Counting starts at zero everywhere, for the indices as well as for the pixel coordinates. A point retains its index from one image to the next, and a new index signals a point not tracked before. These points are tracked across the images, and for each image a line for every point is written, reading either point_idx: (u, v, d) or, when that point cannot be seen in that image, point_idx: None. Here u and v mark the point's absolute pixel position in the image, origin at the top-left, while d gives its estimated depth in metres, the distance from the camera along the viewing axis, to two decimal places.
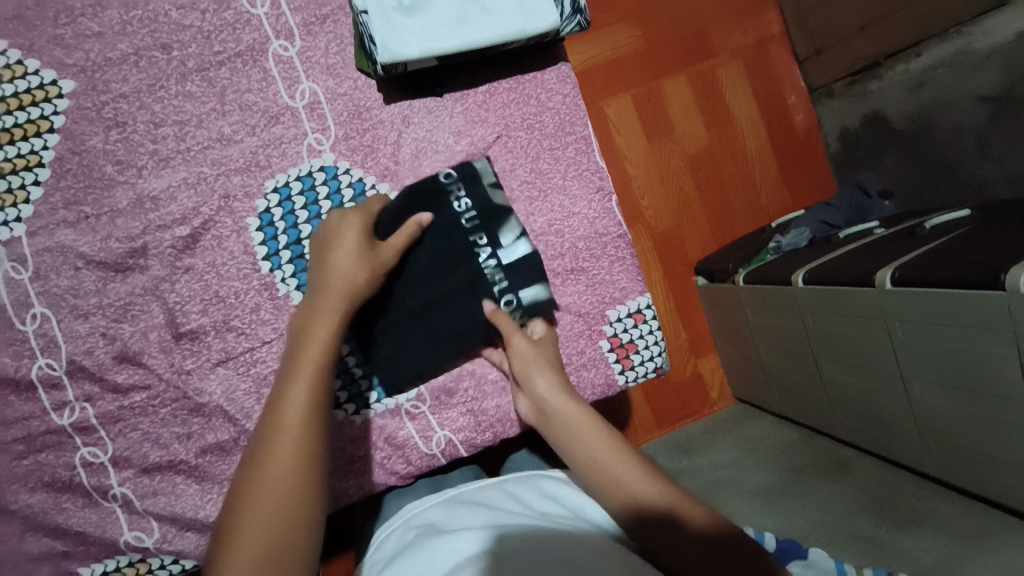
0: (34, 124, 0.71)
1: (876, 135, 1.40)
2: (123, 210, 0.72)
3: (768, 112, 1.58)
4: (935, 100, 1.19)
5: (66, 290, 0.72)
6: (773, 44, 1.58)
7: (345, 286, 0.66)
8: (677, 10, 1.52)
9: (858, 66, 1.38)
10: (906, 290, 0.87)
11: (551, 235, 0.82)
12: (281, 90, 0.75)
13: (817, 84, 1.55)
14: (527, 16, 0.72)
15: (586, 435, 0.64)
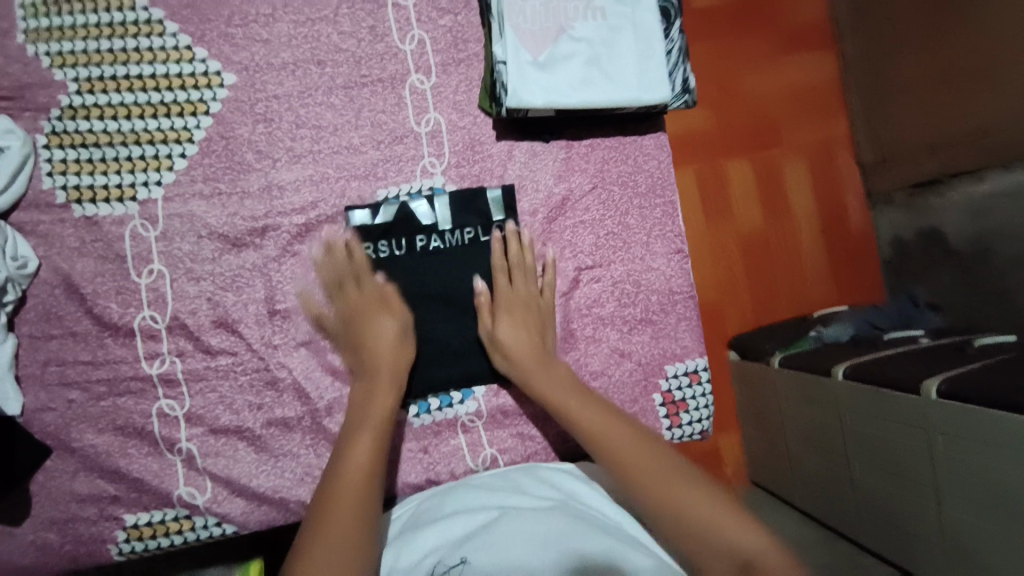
0: (192, 104, 0.80)
1: (931, 250, 1.45)
2: (252, 192, 0.81)
3: (824, 209, 1.63)
4: (998, 228, 1.24)
5: (187, 254, 0.79)
6: (839, 146, 1.65)
7: (393, 365, 0.76)
8: (751, 100, 1.61)
9: (920, 181, 1.44)
10: (954, 406, 0.88)
11: (627, 284, 0.88)
12: (410, 115, 0.84)
13: (877, 191, 1.60)
14: (643, 87, 0.79)
15: (656, 480, 0.63)
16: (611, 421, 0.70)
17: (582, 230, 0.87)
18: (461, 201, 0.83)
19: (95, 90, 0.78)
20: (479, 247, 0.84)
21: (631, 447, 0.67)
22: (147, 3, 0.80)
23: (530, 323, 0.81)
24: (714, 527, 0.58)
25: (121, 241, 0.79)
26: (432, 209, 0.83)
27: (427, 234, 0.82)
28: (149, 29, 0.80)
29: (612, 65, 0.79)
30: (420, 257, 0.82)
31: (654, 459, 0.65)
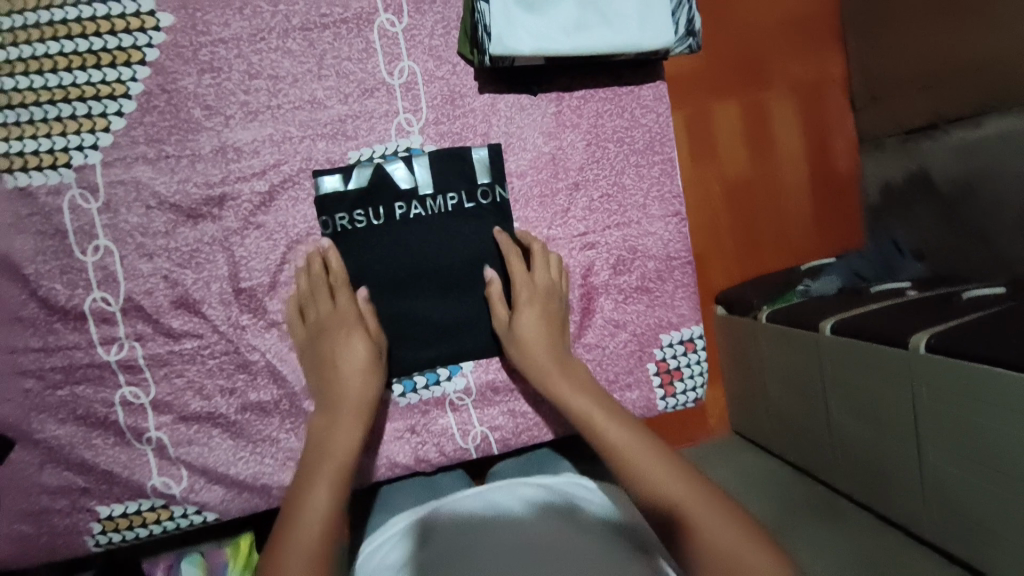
0: (124, 52, 0.68)
1: (918, 192, 1.40)
2: (204, 156, 0.71)
3: (812, 152, 1.58)
4: (986, 170, 1.20)
5: (134, 228, 0.71)
6: (830, 85, 1.58)
7: (356, 396, 0.68)
8: (744, 33, 1.51)
9: (915, 123, 1.38)
10: (947, 360, 0.87)
11: (623, 251, 0.83)
12: (380, 64, 0.74)
13: (868, 133, 1.55)
14: (644, 30, 0.70)
15: (670, 505, 0.54)
16: (627, 436, 0.61)
17: (576, 193, 0.81)
18: (443, 163, 0.75)
19: (14, 40, 0.67)
20: (465, 213, 0.76)
21: (650, 464, 0.58)
22: None
23: (546, 338, 0.73)
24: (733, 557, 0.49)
25: (57, 215, 0.69)
26: (411, 172, 0.75)
27: (408, 201, 0.75)
28: None
29: (610, 5, 0.69)
30: (401, 226, 0.75)
31: (676, 480, 0.56)
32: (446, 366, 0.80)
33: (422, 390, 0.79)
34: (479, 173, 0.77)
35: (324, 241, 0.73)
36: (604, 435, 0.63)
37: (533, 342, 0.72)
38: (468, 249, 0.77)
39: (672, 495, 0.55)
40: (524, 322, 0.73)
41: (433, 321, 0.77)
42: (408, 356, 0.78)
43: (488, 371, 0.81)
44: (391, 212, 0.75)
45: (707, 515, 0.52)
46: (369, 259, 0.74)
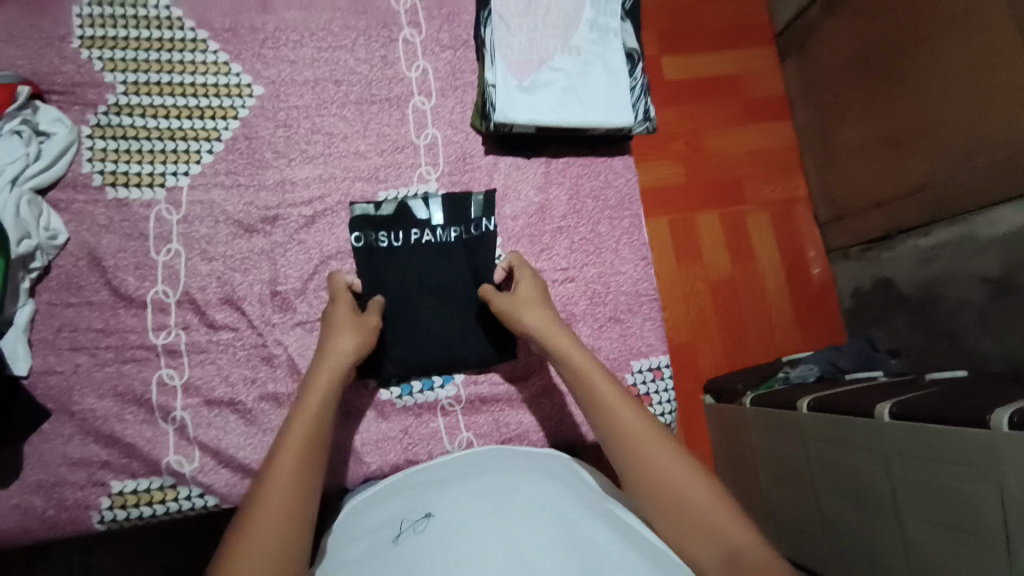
0: (223, 109, 0.92)
1: (887, 297, 1.56)
2: (267, 186, 0.91)
3: (787, 258, 1.76)
4: (941, 275, 1.36)
5: (202, 237, 0.88)
6: (800, 203, 1.80)
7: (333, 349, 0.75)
8: (717, 159, 1.78)
9: (875, 235, 1.56)
10: (908, 425, 0.90)
11: (598, 285, 0.97)
12: (411, 130, 0.97)
13: (836, 245, 1.73)
14: (612, 113, 0.94)
15: (651, 466, 0.63)
16: (622, 403, 0.68)
17: (561, 235, 0.98)
18: (451, 203, 0.94)
19: (142, 94, 0.90)
20: (466, 243, 0.93)
21: (641, 432, 0.66)
22: (194, 25, 0.93)
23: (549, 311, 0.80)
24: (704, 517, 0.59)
25: (144, 223, 0.87)
26: (427, 208, 0.93)
27: (422, 229, 0.92)
28: (194, 46, 0.93)
29: (586, 93, 0.93)
30: (415, 249, 0.91)
31: (659, 448, 0.64)
32: (440, 373, 0.90)
33: (416, 395, 0.89)
34: (480, 212, 0.95)
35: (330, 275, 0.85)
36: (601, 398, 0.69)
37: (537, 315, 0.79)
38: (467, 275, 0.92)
39: (657, 463, 0.63)
40: (528, 300, 0.81)
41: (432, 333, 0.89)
42: (411, 362, 0.88)
43: (477, 380, 0.91)
44: (407, 237, 0.92)
45: (684, 478, 0.62)
46: (384, 276, 0.90)
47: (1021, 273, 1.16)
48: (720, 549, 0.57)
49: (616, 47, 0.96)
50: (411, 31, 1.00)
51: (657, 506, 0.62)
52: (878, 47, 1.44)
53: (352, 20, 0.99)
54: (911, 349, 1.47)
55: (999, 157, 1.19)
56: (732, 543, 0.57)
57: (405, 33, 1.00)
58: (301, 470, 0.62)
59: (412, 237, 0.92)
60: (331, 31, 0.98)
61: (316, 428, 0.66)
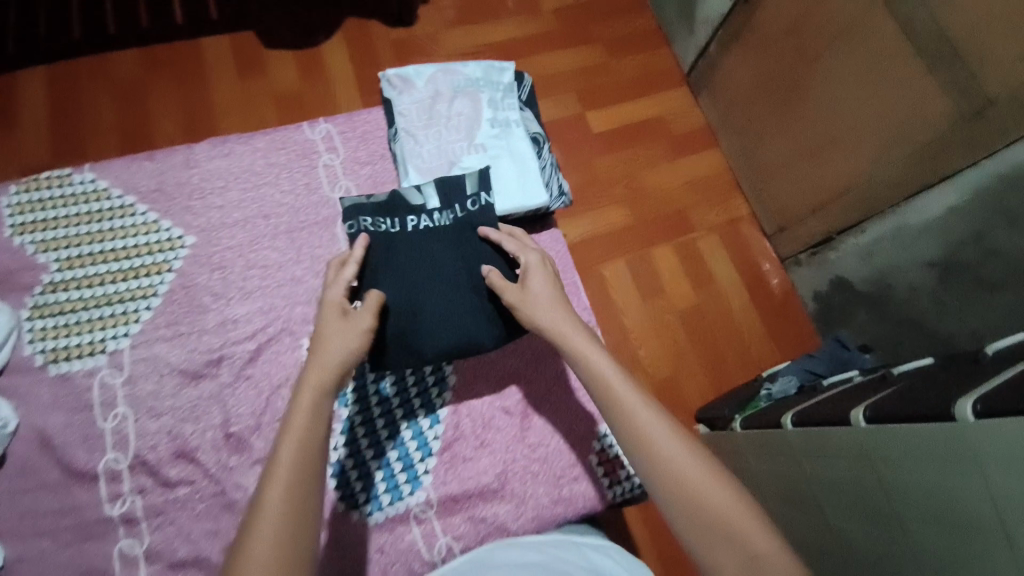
0: (156, 265, 0.95)
1: (849, 298, 1.29)
2: (209, 329, 0.93)
3: (748, 277, 1.46)
4: (890, 267, 1.15)
5: (149, 394, 0.89)
6: (743, 221, 1.50)
7: (332, 351, 0.70)
8: (656, 191, 1.50)
9: (815, 240, 1.32)
10: (879, 429, 0.71)
11: (548, 358, 0.99)
12: (343, 246, 1.01)
13: (784, 254, 1.45)
14: (523, 197, 0.99)
15: (674, 466, 0.63)
16: (638, 395, 0.70)
17: None
18: (444, 185, 0.93)
19: (75, 267, 0.93)
20: (459, 224, 0.91)
21: (657, 427, 0.66)
22: (122, 192, 0.98)
23: (558, 300, 0.81)
24: (724, 516, 0.59)
25: (87, 393, 0.89)
26: (421, 194, 0.93)
27: (418, 215, 0.91)
28: (122, 211, 0.97)
29: (495, 183, 0.99)
30: (415, 235, 0.89)
31: (679, 437, 0.66)
32: (408, 481, 0.89)
33: (388, 509, 0.87)
34: (466, 181, 0.94)
35: (335, 257, 0.84)
36: (618, 396, 0.70)
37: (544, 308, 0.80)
38: (469, 258, 0.89)
39: (680, 462, 0.63)
40: (534, 287, 0.82)
41: (446, 320, 0.87)
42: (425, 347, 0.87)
43: (445, 480, 0.90)
44: (406, 224, 0.90)
45: (702, 474, 0.62)
46: (390, 270, 0.86)
47: (964, 251, 1.00)
48: (739, 551, 0.57)
49: (519, 136, 1.03)
50: (329, 155, 1.06)
51: (677, 506, 0.61)
52: (776, 74, 1.29)
53: (273, 156, 1.05)
54: (884, 344, 1.23)
55: (917, 146, 1.03)
56: (750, 547, 0.57)
57: (324, 158, 1.06)
58: (303, 473, 0.59)
59: (411, 224, 0.90)
60: (255, 170, 1.03)
61: (312, 438, 0.62)
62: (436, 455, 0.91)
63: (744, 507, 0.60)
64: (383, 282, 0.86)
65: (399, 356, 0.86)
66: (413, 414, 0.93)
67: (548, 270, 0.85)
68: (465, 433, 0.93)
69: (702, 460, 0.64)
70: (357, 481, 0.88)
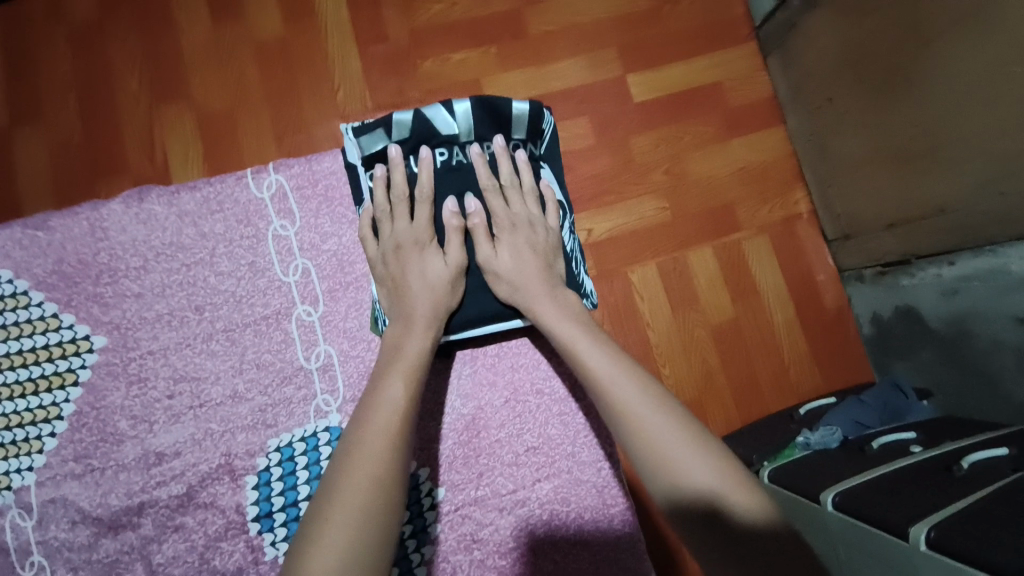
0: (60, 376, 0.75)
1: (914, 331, 0.91)
2: (127, 464, 0.74)
3: (802, 293, 1.05)
4: (976, 311, 0.77)
5: (61, 543, 0.72)
6: (799, 219, 1.06)
7: (427, 292, 0.67)
8: (699, 168, 1.05)
9: (891, 259, 0.92)
10: (940, 563, 0.51)
11: (555, 503, 0.79)
12: (299, 352, 0.78)
13: (846, 265, 1.03)
14: None
15: (654, 440, 0.53)
16: (606, 359, 0.60)
17: (500, 449, 0.81)
18: (484, 109, 0.72)
19: None
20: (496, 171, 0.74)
21: (626, 389, 0.57)
22: (11, 276, 0.77)
23: (535, 264, 0.69)
24: (707, 490, 0.50)
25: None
26: (454, 117, 0.71)
27: (448, 147, 0.73)
28: (14, 301, 0.76)
29: None
30: (442, 174, 0.72)
31: (654, 402, 0.56)
32: None
33: None
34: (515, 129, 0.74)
35: (394, 150, 0.71)
36: (598, 373, 0.59)
37: (518, 270, 0.69)
38: None
39: (660, 434, 0.53)
40: (505, 250, 0.69)
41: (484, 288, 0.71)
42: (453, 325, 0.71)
43: None
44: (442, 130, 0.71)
45: (675, 440, 0.53)
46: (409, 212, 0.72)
47: None
48: (717, 520, 0.48)
49: None
50: (281, 222, 0.81)
51: (655, 481, 0.52)
52: (867, 52, 0.83)
53: (206, 224, 0.80)
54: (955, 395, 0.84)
55: None
56: (734, 521, 0.48)
57: (274, 226, 0.81)
58: (395, 437, 0.57)
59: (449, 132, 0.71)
60: (182, 244, 0.79)
61: (412, 397, 0.61)
62: None
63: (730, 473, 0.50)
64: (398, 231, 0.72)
65: None
66: None
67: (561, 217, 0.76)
68: None
69: (685, 429, 0.53)
70: None
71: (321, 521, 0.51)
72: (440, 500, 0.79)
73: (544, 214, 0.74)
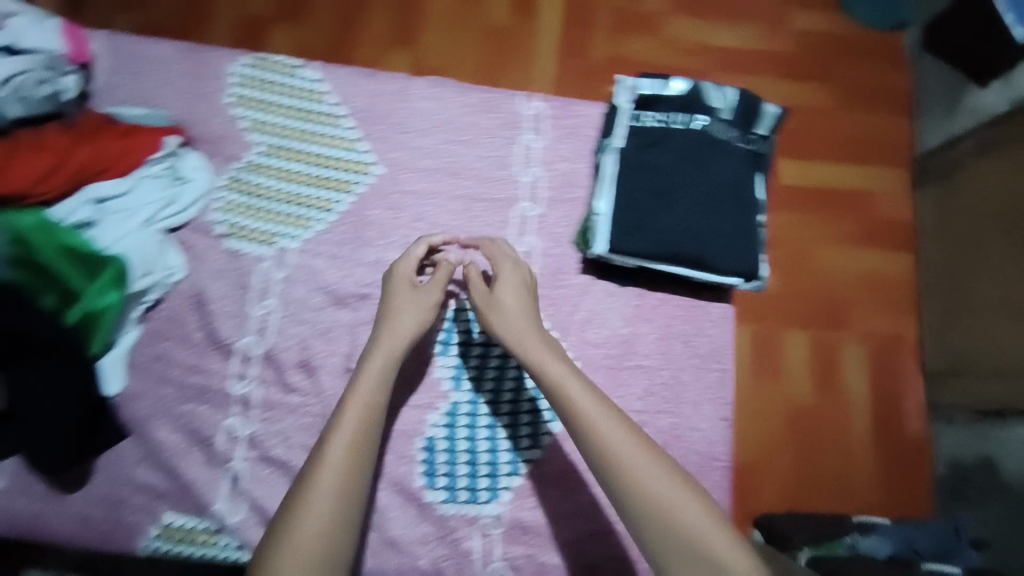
0: (342, 183, 0.97)
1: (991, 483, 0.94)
2: (364, 263, 0.95)
3: (882, 407, 1.07)
4: None
5: (299, 299, 0.93)
6: (899, 342, 1.09)
7: (410, 320, 0.80)
8: (824, 261, 1.11)
9: (987, 408, 0.96)
10: None
11: (669, 437, 0.92)
12: (512, 235, 0.98)
13: (939, 402, 1.05)
14: (729, 259, 0.87)
15: (655, 495, 0.64)
16: (612, 417, 0.68)
17: (639, 375, 0.94)
18: (744, 101, 0.88)
19: (276, 157, 0.96)
20: (735, 151, 0.88)
21: (628, 440, 0.67)
22: (337, 101, 0.99)
23: (522, 314, 0.81)
24: (703, 547, 0.61)
25: (250, 275, 0.93)
26: (721, 98, 0.87)
27: (709, 117, 0.86)
28: (330, 118, 0.98)
29: (700, 231, 0.86)
30: (695, 135, 0.87)
31: (644, 456, 0.66)
32: (487, 490, 0.89)
33: (458, 505, 0.88)
34: (761, 124, 0.89)
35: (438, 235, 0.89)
36: (597, 428, 0.67)
37: (512, 321, 0.80)
38: (728, 177, 0.87)
39: (654, 483, 0.64)
40: (506, 301, 0.82)
41: (691, 230, 0.86)
42: (654, 249, 0.86)
43: (522, 508, 0.89)
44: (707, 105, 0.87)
45: (664, 487, 0.64)
46: (654, 153, 0.87)
47: None
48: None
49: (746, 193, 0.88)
50: (532, 135, 1.00)
51: (653, 539, 0.63)
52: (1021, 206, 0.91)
53: (479, 117, 1.00)
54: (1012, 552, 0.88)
55: None
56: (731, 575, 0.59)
57: (525, 137, 1.00)
58: (357, 441, 0.69)
59: (712, 107, 0.87)
60: (457, 124, 1.00)
61: (373, 406, 0.72)
62: (521, 478, 0.90)
63: (713, 530, 0.62)
64: (640, 163, 0.88)
65: (620, 242, 0.87)
66: (514, 429, 0.91)
67: (523, 275, 0.85)
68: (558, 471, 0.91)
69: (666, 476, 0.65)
70: (442, 463, 0.89)
71: (304, 503, 0.65)
72: None
73: (524, 275, 0.85)
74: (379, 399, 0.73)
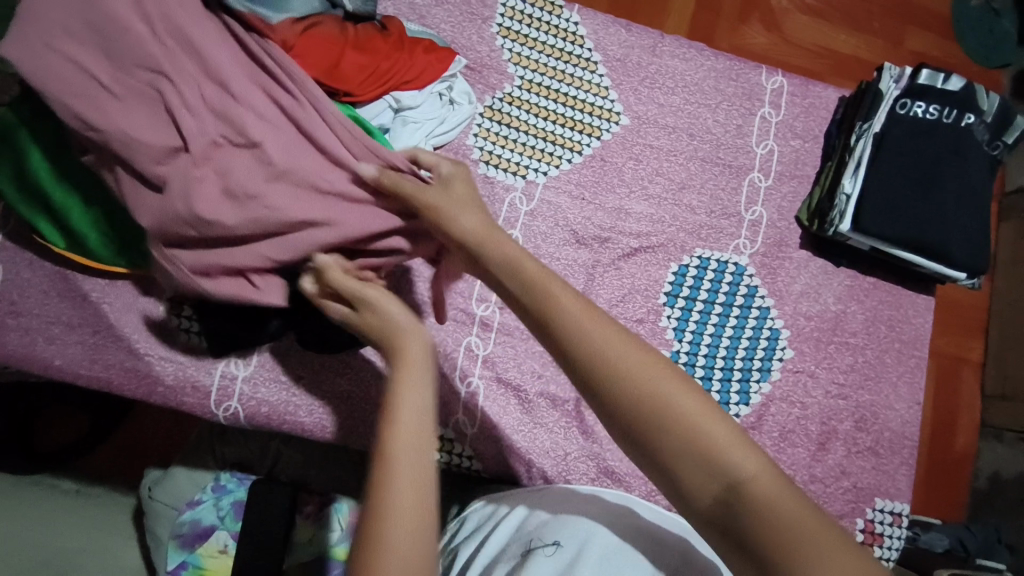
0: (591, 127, 0.99)
1: None
2: (605, 208, 0.98)
3: (939, 414, 1.35)
4: None
5: (540, 233, 0.95)
6: (964, 367, 1.37)
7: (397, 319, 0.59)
8: None
9: None
10: None
11: (865, 412, 1.01)
12: (742, 203, 1.02)
13: (989, 421, 1.34)
14: (964, 257, 0.94)
15: (628, 373, 0.51)
16: (576, 309, 0.54)
17: (843, 351, 1.02)
18: (1007, 106, 0.95)
19: (532, 91, 0.97)
20: (988, 154, 0.96)
21: (607, 342, 0.52)
22: (593, 47, 1.01)
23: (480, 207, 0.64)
24: (705, 438, 0.48)
25: (500, 204, 0.94)
26: (988, 101, 0.95)
27: (976, 117, 0.94)
28: (587, 65, 1.01)
29: (944, 223, 0.93)
30: (961, 131, 0.94)
31: (625, 349, 0.52)
32: None
33: None
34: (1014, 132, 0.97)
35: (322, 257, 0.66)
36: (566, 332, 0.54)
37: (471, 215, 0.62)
38: (978, 177, 0.95)
39: (640, 383, 0.51)
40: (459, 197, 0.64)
41: (937, 221, 0.93)
42: (898, 234, 0.92)
43: None
44: (977, 105, 0.94)
45: (656, 388, 0.50)
46: (915, 144, 0.94)
47: None
48: (718, 474, 0.47)
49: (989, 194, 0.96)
50: (770, 110, 1.05)
51: (643, 450, 0.50)
52: None
53: (723, 83, 1.05)
54: None
55: None
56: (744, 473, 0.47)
57: (765, 110, 1.05)
58: (421, 427, 0.52)
59: (981, 108, 0.94)
60: (702, 88, 1.04)
61: (424, 417, 0.53)
62: None
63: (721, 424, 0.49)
64: (901, 151, 0.94)
65: (870, 222, 0.92)
66: (727, 386, 0.97)
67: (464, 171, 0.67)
68: (766, 429, 0.97)
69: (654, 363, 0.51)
70: None
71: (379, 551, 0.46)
72: (785, 359, 1.00)
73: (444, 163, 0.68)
74: (423, 409, 0.53)
